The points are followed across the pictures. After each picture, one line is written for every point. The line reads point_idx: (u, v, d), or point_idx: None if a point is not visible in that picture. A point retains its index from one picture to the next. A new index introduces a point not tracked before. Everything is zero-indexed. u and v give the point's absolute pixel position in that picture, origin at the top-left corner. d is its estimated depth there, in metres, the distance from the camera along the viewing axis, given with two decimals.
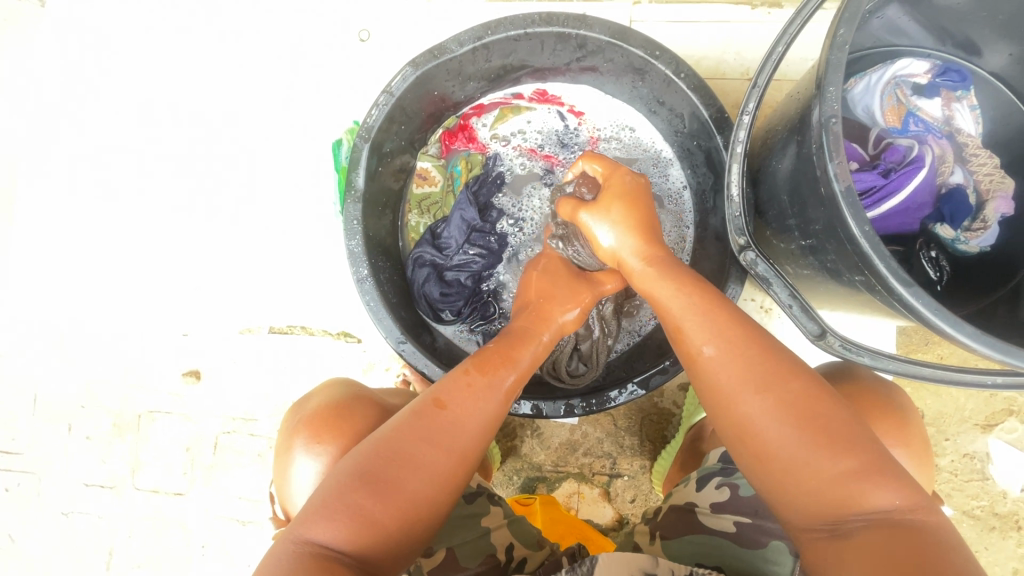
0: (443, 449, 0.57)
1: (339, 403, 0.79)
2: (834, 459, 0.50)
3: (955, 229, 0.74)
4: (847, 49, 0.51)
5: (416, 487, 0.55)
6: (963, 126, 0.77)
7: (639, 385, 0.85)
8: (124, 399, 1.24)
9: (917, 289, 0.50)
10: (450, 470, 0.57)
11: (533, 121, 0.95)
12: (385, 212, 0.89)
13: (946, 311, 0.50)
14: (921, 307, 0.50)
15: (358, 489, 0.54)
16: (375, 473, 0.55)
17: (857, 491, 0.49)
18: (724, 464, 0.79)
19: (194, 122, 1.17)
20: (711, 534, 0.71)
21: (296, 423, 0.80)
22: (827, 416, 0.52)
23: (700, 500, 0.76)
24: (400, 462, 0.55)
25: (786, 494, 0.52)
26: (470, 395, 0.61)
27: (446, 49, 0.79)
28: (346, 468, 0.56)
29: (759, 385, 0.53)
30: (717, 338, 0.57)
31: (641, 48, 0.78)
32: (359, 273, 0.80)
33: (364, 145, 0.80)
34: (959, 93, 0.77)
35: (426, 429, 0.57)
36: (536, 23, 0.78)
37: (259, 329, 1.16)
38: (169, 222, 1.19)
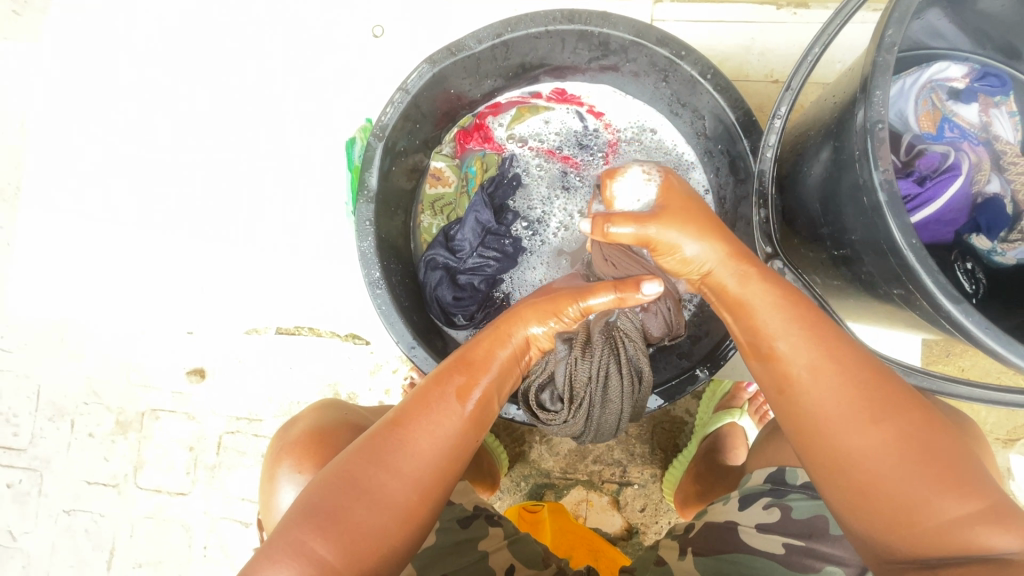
0: (404, 483, 0.56)
1: (321, 428, 0.77)
2: (948, 496, 0.48)
3: (991, 240, 0.71)
4: (896, 51, 0.49)
5: (373, 521, 0.54)
6: (1001, 133, 0.74)
7: (661, 395, 0.82)
8: (128, 397, 1.22)
9: (965, 305, 0.48)
10: (411, 504, 0.56)
11: (550, 122, 0.92)
12: (397, 214, 0.87)
13: (996, 328, 0.48)
14: (969, 324, 0.48)
15: (308, 526, 0.52)
16: (330, 507, 0.53)
17: (969, 533, 0.47)
18: (772, 484, 0.75)
19: (203, 118, 1.14)
20: (757, 555, 0.69)
21: (280, 449, 0.78)
22: (942, 451, 0.50)
23: (743, 520, 0.73)
24: (357, 495, 0.54)
25: (886, 529, 0.51)
26: (427, 421, 0.59)
27: (464, 46, 0.77)
28: (301, 504, 0.54)
29: (870, 418, 0.52)
30: (816, 358, 0.54)
31: (666, 47, 0.75)
32: (371, 276, 0.78)
33: (378, 143, 0.78)
34: (997, 98, 0.74)
35: (386, 461, 0.56)
36: (558, 20, 0.75)
37: (266, 328, 1.14)
38: (177, 218, 1.17)
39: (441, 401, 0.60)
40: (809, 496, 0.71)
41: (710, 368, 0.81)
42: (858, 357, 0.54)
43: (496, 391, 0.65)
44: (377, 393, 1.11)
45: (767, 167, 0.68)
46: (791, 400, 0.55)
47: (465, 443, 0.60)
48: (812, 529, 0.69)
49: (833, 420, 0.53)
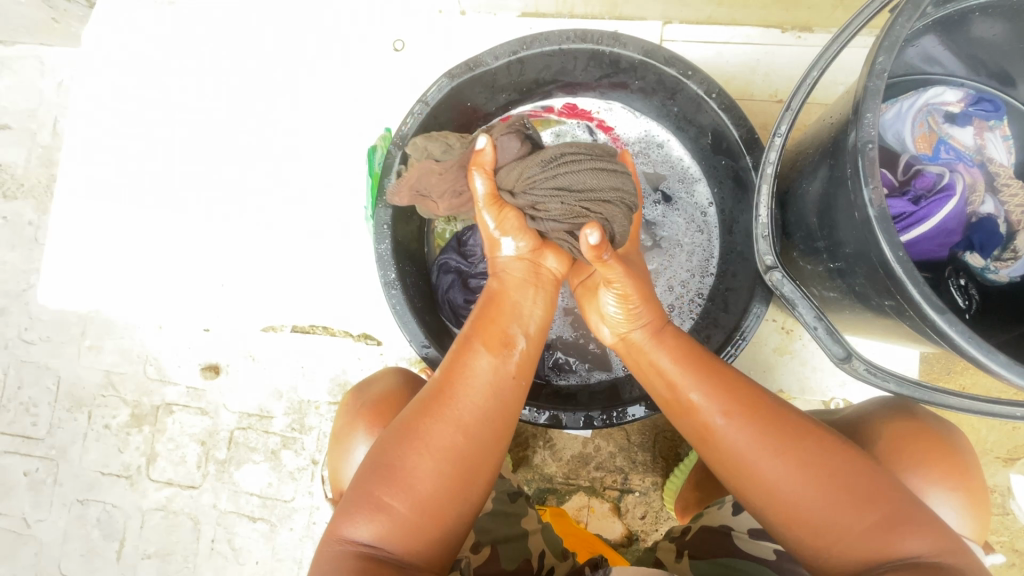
0: (455, 429, 0.59)
1: (395, 394, 0.81)
2: (854, 512, 0.55)
3: (985, 258, 0.74)
4: (886, 77, 0.52)
5: (429, 472, 0.57)
6: (995, 156, 0.77)
7: None
8: (144, 390, 1.26)
9: (950, 316, 0.50)
10: (463, 447, 0.58)
11: (561, 135, 0.96)
12: (412, 219, 0.90)
13: (980, 339, 0.50)
14: (953, 334, 0.50)
15: (381, 483, 0.57)
16: (394, 463, 0.57)
17: (885, 542, 0.53)
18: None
19: (228, 124, 1.20)
20: (748, 559, 0.72)
21: (355, 408, 0.81)
22: (841, 472, 0.57)
23: (739, 526, 0.77)
24: (409, 443, 0.58)
25: (808, 546, 0.57)
26: (463, 371, 0.62)
27: (482, 62, 0.81)
28: (365, 468, 0.59)
29: (774, 451, 0.59)
30: (723, 405, 0.62)
31: (674, 67, 0.79)
32: (387, 277, 0.81)
33: (398, 151, 0.82)
34: (992, 123, 0.77)
35: (446, 416, 0.59)
36: (571, 39, 0.80)
37: (281, 327, 1.18)
38: (199, 220, 1.22)
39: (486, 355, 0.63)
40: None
41: None
42: (749, 394, 0.63)
43: (526, 337, 0.68)
44: None
45: (768, 182, 0.71)
46: (713, 445, 0.62)
47: (504, 386, 0.63)
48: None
49: (751, 453, 0.60)
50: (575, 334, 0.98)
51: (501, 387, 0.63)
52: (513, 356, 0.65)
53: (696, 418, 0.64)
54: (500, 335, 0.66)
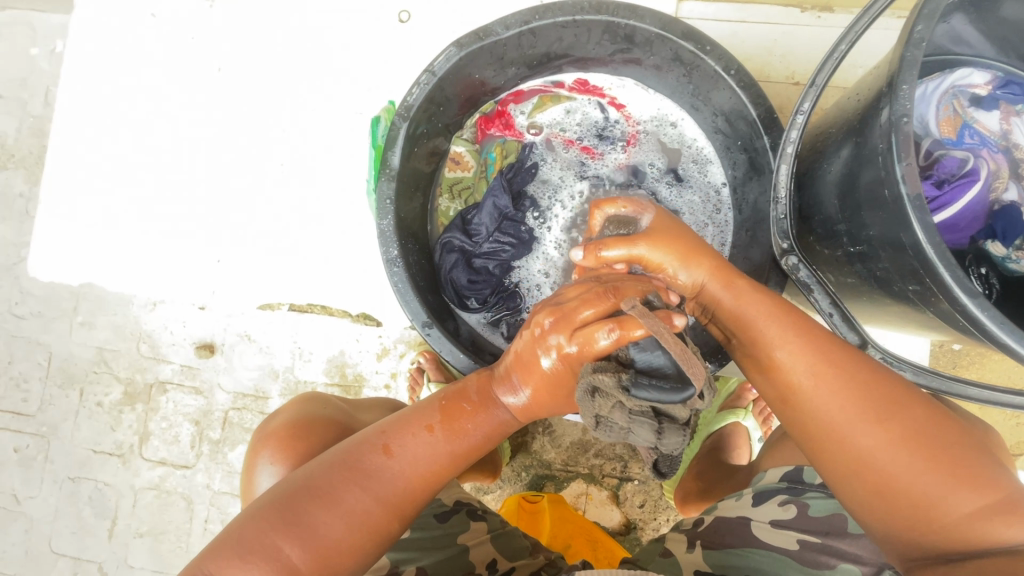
0: (380, 506, 0.60)
1: (300, 421, 0.79)
2: (964, 493, 0.51)
3: (1008, 246, 0.71)
4: (924, 47, 0.49)
5: (336, 534, 0.57)
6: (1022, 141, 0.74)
7: None
8: (138, 368, 1.24)
9: (981, 300, 0.48)
10: (374, 519, 0.59)
11: (572, 111, 0.92)
12: (415, 195, 0.87)
13: (1011, 324, 0.48)
14: (985, 319, 0.48)
15: (276, 529, 0.55)
16: (297, 511, 0.57)
17: (990, 528, 0.50)
18: (790, 483, 0.76)
19: (227, 97, 1.16)
20: (768, 550, 0.71)
21: (260, 439, 0.81)
22: (946, 447, 0.53)
23: (757, 516, 0.75)
24: (326, 501, 0.58)
25: (891, 520, 0.54)
26: (411, 441, 0.62)
27: (492, 32, 0.77)
28: (264, 505, 0.58)
29: (872, 417, 0.55)
30: (816, 364, 0.58)
31: (692, 41, 0.76)
32: (389, 254, 0.78)
33: (402, 124, 0.78)
34: (1019, 107, 0.74)
35: (365, 479, 0.60)
36: (586, 10, 0.76)
37: (279, 305, 1.15)
38: (195, 195, 1.18)
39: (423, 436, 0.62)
40: (827, 494, 0.72)
41: (719, 362, 0.81)
42: (845, 362, 0.58)
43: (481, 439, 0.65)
44: (384, 375, 1.13)
45: (787, 162, 0.68)
46: (797, 408, 0.59)
47: (438, 470, 0.63)
48: (831, 527, 0.70)
49: (835, 420, 0.56)
50: None
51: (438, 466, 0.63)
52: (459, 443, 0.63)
53: (779, 381, 0.60)
54: (456, 419, 0.64)
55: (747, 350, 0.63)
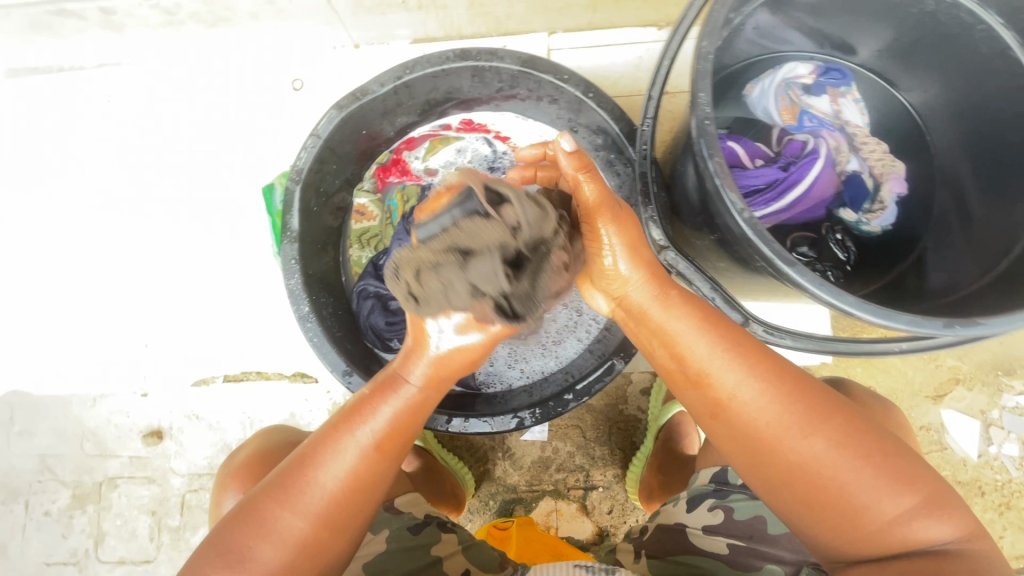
0: (313, 526, 0.57)
1: (269, 449, 0.82)
2: (889, 498, 0.54)
3: (858, 212, 0.80)
4: (712, 59, 0.56)
5: (271, 561, 0.56)
6: (851, 118, 0.84)
7: (584, 392, 0.82)
8: (84, 468, 1.21)
9: (799, 267, 0.55)
10: (309, 542, 0.57)
11: (462, 150, 0.98)
12: (323, 250, 0.91)
13: (828, 283, 0.55)
14: (803, 281, 0.55)
15: (214, 563, 0.55)
16: (233, 545, 0.56)
17: (909, 527, 0.54)
18: (716, 485, 0.84)
19: (137, 184, 1.17)
20: (703, 556, 0.77)
21: (225, 475, 0.81)
22: (872, 454, 0.55)
23: (691, 523, 0.81)
24: (258, 530, 0.56)
25: (822, 525, 0.57)
26: (330, 451, 0.59)
27: (368, 91, 0.84)
28: (211, 535, 0.58)
29: (807, 431, 0.56)
30: (748, 382, 0.57)
31: (550, 73, 0.83)
32: (300, 311, 0.81)
33: (296, 187, 0.83)
34: (843, 89, 0.84)
35: (292, 501, 0.57)
36: (451, 59, 0.83)
37: (214, 377, 1.15)
38: (120, 286, 1.18)
39: (355, 435, 0.59)
40: (748, 497, 0.80)
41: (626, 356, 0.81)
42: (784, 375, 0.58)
43: (400, 428, 0.61)
44: None
45: (647, 168, 0.75)
46: (729, 422, 0.59)
47: (361, 473, 0.59)
48: (754, 530, 0.78)
49: (776, 434, 0.56)
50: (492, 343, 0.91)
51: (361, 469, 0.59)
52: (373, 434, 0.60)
53: (710, 394, 0.59)
54: (363, 410, 0.61)
55: (674, 368, 0.62)
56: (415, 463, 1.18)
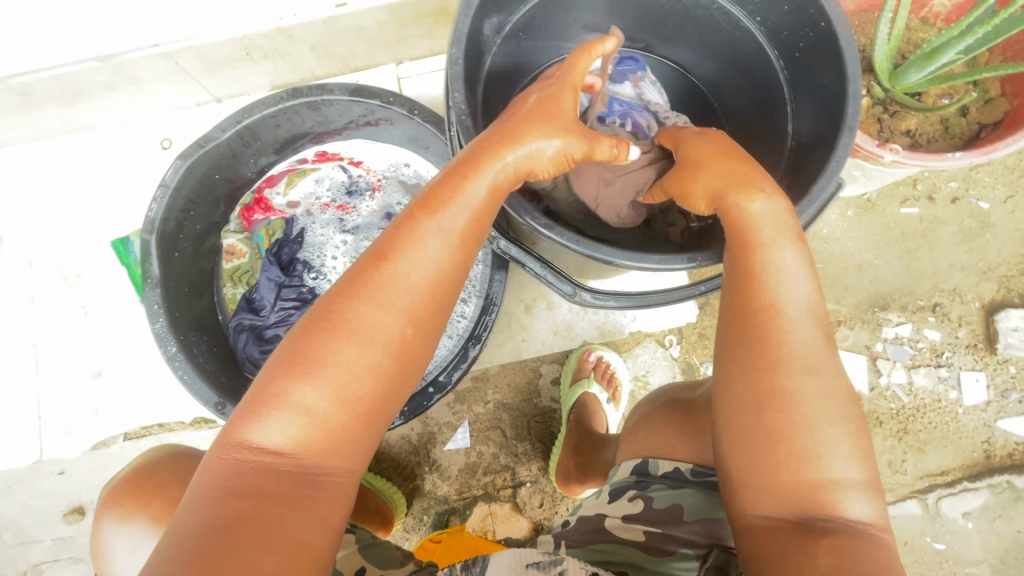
0: (404, 325, 0.54)
1: (147, 467, 0.82)
2: (847, 464, 0.53)
3: None
4: (461, 62, 0.65)
5: (349, 364, 0.51)
6: (654, 98, 0.90)
7: (446, 381, 0.89)
8: (1, 561, 1.19)
9: (554, 227, 0.67)
10: (382, 363, 0.53)
11: (320, 179, 1.04)
12: (193, 293, 0.95)
13: (582, 238, 0.67)
14: (561, 239, 0.67)
15: (290, 366, 0.51)
16: (315, 355, 0.51)
17: (843, 500, 0.52)
18: (637, 476, 0.80)
19: (16, 265, 1.18)
20: (619, 546, 0.74)
21: (105, 495, 0.81)
22: (847, 416, 0.54)
23: (611, 513, 0.78)
24: (340, 328, 0.52)
25: (780, 473, 0.54)
26: (413, 247, 0.55)
27: (211, 138, 0.89)
28: (283, 344, 0.53)
29: (826, 368, 0.55)
30: (799, 299, 0.56)
31: (377, 98, 0.90)
32: (167, 351, 0.84)
33: (151, 236, 0.87)
34: (640, 74, 0.90)
35: (375, 297, 0.53)
36: (285, 98, 0.90)
37: (113, 439, 1.15)
38: (11, 367, 1.18)
39: (436, 225, 0.56)
40: (668, 486, 0.76)
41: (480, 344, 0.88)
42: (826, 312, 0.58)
43: (479, 219, 0.59)
44: None
45: None
46: (765, 327, 0.56)
47: (440, 274, 0.56)
48: (671, 518, 0.74)
49: (789, 361, 0.55)
50: None
51: (439, 273, 0.56)
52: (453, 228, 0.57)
53: (753, 296, 0.57)
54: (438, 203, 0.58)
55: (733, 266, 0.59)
56: None
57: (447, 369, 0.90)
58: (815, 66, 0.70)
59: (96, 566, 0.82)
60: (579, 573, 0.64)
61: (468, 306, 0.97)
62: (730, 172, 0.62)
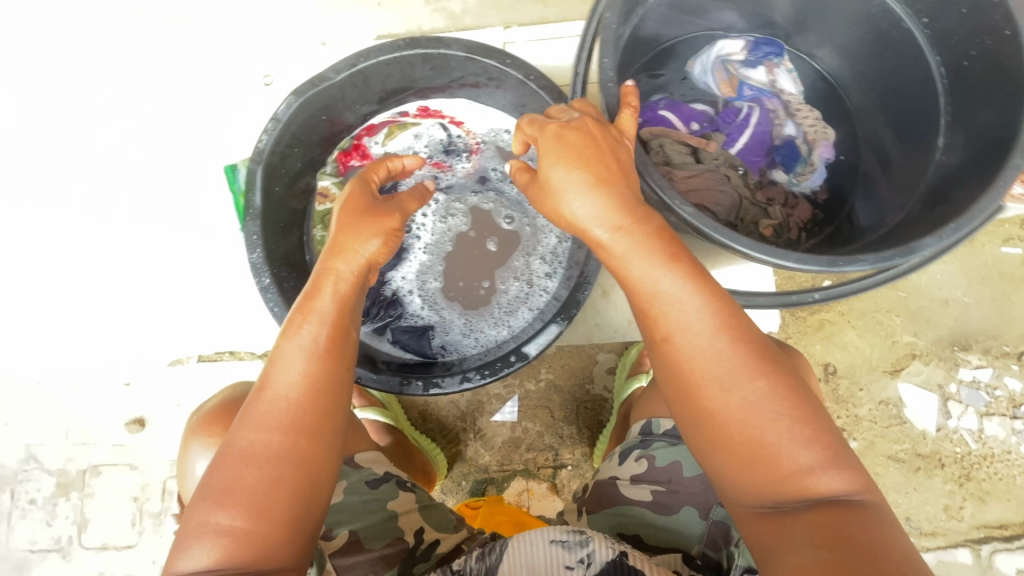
0: (285, 433, 0.64)
1: (228, 402, 0.87)
2: (795, 444, 0.56)
3: (789, 174, 0.85)
4: (614, 27, 0.62)
5: (254, 476, 0.62)
6: (786, 88, 0.87)
7: (529, 350, 0.86)
8: (69, 457, 1.26)
9: (695, 211, 0.62)
10: (288, 457, 0.63)
11: (419, 135, 1.04)
12: (287, 230, 0.96)
13: (722, 225, 0.62)
14: (700, 224, 0.62)
15: (211, 504, 0.61)
16: (221, 485, 0.62)
17: (804, 477, 0.56)
18: (642, 435, 0.90)
19: (114, 180, 1.23)
20: (633, 504, 0.85)
21: (195, 422, 0.88)
22: (784, 398, 0.58)
23: (622, 473, 0.88)
24: (238, 457, 0.63)
25: (738, 472, 0.58)
26: (279, 366, 0.67)
27: (325, 78, 0.89)
28: (202, 484, 0.63)
29: (744, 368, 0.58)
30: (694, 317, 0.59)
31: (493, 58, 0.89)
32: (262, 282, 0.86)
33: (258, 167, 0.88)
34: (776, 60, 0.87)
35: (259, 422, 0.64)
36: (403, 47, 0.89)
37: (189, 359, 1.21)
38: (99, 275, 1.24)
39: (293, 345, 0.67)
40: (667, 444, 0.87)
41: (564, 320, 0.86)
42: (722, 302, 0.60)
43: (338, 319, 0.70)
44: None
45: None
46: (671, 357, 0.60)
47: (313, 374, 0.67)
48: (672, 474, 0.85)
49: (702, 376, 0.58)
50: (445, 315, 0.97)
51: (314, 374, 0.67)
52: (314, 339, 0.68)
53: (655, 328, 0.61)
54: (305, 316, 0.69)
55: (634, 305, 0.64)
56: (386, 440, 1.24)
57: (528, 338, 0.89)
58: (982, 80, 0.65)
59: (181, 486, 0.89)
60: (606, 553, 0.68)
61: (552, 280, 0.96)
62: (603, 202, 0.61)
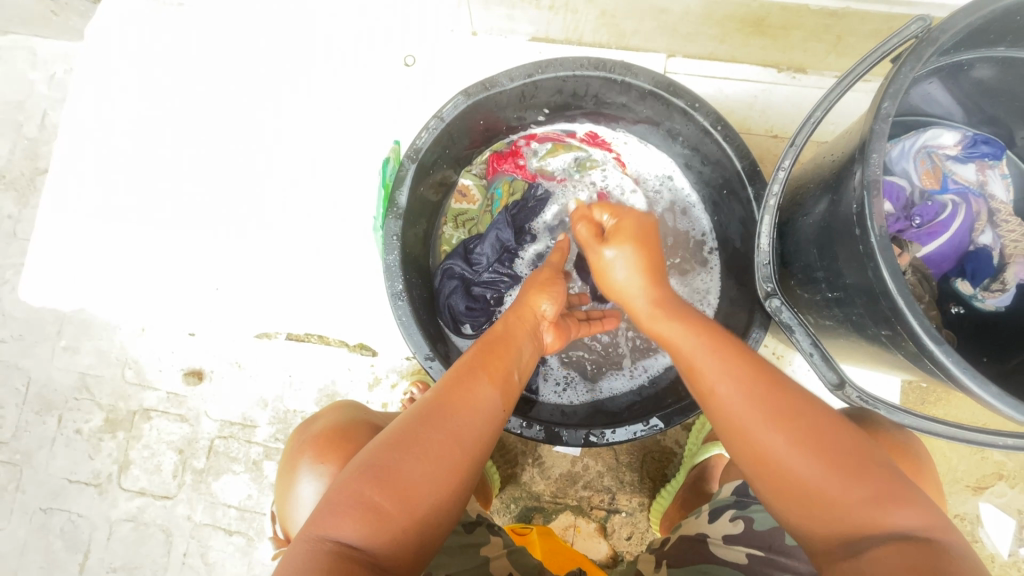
0: (451, 446, 0.59)
1: (341, 426, 0.83)
2: (814, 438, 0.58)
3: (972, 287, 0.80)
4: (891, 121, 0.56)
5: (414, 476, 0.57)
6: (996, 193, 0.80)
7: (660, 420, 0.84)
8: (121, 395, 1.22)
9: (947, 346, 0.55)
10: (452, 461, 0.59)
11: (581, 160, 1.01)
12: (420, 220, 0.91)
13: (973, 369, 0.54)
14: (950, 364, 0.54)
15: (368, 485, 0.55)
16: (385, 471, 0.56)
17: (835, 478, 0.56)
18: (737, 497, 0.85)
19: (230, 125, 1.19)
20: (724, 565, 0.76)
21: (301, 442, 0.84)
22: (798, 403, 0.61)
23: (712, 532, 0.82)
24: (399, 453, 0.58)
25: (786, 493, 0.58)
26: (462, 389, 0.64)
27: (498, 82, 0.83)
28: (351, 469, 0.57)
29: (752, 376, 0.63)
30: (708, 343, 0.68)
31: (681, 98, 0.82)
32: (394, 287, 0.82)
33: (411, 165, 0.83)
34: (992, 162, 0.81)
35: (415, 427, 0.60)
36: (585, 66, 0.82)
37: (275, 334, 1.17)
38: (194, 217, 1.20)
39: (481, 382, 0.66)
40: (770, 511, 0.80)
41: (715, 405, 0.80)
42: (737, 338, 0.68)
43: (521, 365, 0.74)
44: (375, 406, 1.15)
45: (770, 214, 0.71)
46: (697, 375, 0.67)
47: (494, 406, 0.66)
48: (772, 540, 0.77)
49: (722, 385, 0.64)
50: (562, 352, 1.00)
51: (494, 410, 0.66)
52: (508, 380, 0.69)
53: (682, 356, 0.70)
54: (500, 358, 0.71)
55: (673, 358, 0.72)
56: None
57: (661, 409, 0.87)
58: None
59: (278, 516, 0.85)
60: None
61: None
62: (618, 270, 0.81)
